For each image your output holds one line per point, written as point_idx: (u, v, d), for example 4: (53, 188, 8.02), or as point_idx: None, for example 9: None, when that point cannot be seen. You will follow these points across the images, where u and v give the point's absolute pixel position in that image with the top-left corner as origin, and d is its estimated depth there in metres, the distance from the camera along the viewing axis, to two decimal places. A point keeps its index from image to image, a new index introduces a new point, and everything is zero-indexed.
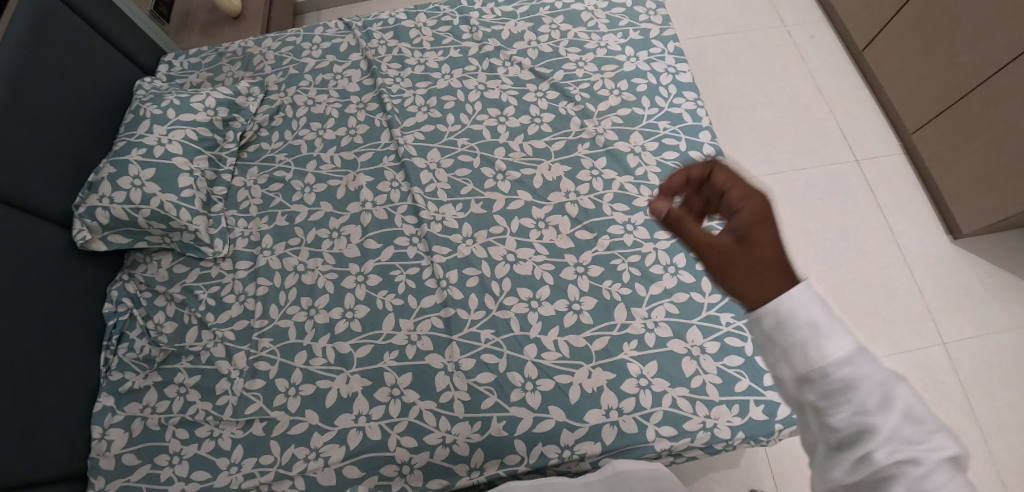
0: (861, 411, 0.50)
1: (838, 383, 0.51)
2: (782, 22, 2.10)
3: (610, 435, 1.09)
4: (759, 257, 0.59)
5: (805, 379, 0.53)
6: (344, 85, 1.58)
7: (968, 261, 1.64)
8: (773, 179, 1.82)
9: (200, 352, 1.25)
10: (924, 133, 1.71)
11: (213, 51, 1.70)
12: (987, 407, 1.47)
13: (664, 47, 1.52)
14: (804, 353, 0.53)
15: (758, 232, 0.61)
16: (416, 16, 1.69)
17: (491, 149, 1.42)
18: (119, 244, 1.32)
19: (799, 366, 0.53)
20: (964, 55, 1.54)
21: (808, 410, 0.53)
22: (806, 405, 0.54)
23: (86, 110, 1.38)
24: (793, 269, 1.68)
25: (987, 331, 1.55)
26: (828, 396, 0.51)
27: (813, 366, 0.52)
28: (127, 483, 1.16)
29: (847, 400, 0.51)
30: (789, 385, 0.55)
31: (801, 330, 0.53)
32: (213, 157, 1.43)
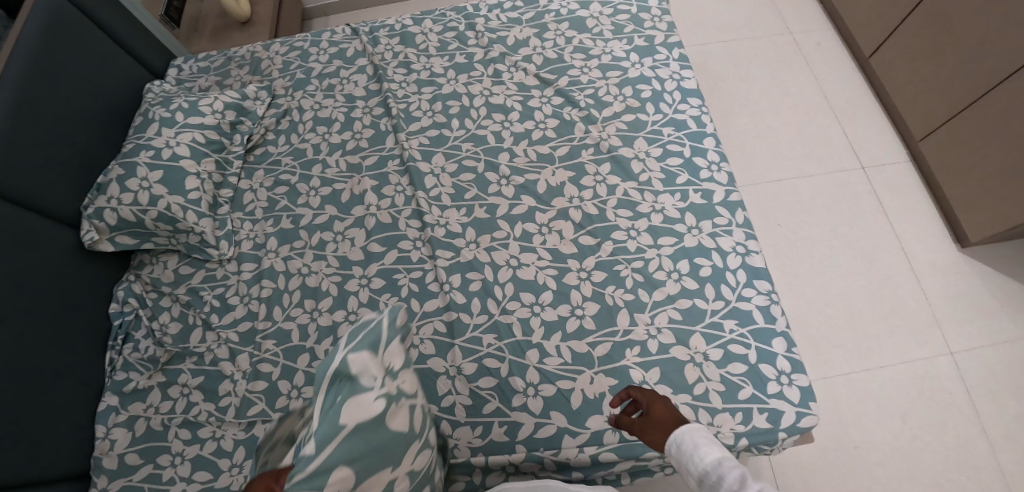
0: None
1: (717, 479, 0.75)
2: (788, 29, 2.10)
3: (612, 442, 1.08)
4: (660, 422, 0.89)
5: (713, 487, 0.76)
6: (350, 89, 1.60)
7: (976, 270, 1.63)
8: (778, 187, 1.81)
9: (204, 354, 1.26)
10: (931, 140, 1.70)
11: (222, 55, 1.72)
12: (995, 418, 1.45)
13: (669, 53, 1.53)
14: (695, 465, 0.78)
15: (656, 406, 0.91)
16: (422, 22, 1.71)
17: (495, 154, 1.42)
18: (126, 245, 1.34)
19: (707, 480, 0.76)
20: (972, 62, 1.53)
21: None
22: None
23: (96, 112, 1.40)
24: (797, 277, 1.67)
25: (996, 341, 1.53)
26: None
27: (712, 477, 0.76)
28: (129, 483, 1.16)
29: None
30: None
31: (689, 449, 0.80)
32: (220, 160, 1.44)
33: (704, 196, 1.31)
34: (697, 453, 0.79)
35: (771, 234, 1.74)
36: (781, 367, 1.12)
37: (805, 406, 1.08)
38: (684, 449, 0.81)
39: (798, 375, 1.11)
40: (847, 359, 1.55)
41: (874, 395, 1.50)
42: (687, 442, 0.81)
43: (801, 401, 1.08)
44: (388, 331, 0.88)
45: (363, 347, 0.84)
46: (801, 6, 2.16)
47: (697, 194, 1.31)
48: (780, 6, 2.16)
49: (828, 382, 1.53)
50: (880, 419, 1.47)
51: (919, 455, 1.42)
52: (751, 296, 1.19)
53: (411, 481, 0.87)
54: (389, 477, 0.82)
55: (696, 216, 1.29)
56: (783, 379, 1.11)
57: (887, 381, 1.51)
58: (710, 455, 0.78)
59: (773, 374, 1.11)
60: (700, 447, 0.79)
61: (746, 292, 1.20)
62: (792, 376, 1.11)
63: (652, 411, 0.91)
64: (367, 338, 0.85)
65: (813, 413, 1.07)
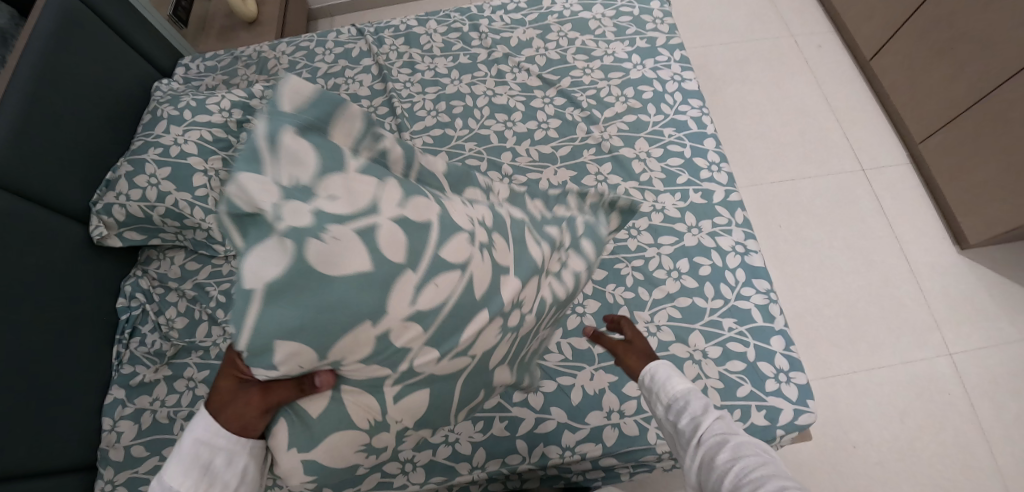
0: (697, 420, 0.77)
1: (683, 407, 0.79)
2: (790, 32, 2.12)
3: (611, 437, 1.10)
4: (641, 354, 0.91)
5: (678, 416, 0.79)
6: (355, 89, 1.62)
7: (976, 271, 1.64)
8: (778, 187, 1.83)
9: (210, 348, 1.28)
10: (931, 143, 1.72)
11: (229, 54, 1.74)
12: (993, 418, 1.46)
13: (671, 55, 1.54)
14: (665, 395, 0.82)
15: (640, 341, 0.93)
16: (426, 23, 1.73)
17: (498, 153, 1.44)
18: (134, 241, 1.36)
19: (673, 409, 0.80)
20: (972, 65, 1.54)
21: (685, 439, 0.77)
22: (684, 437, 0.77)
23: (105, 110, 1.42)
24: (797, 277, 1.68)
25: (994, 343, 1.55)
26: (691, 422, 0.77)
27: (678, 407, 0.79)
28: (135, 474, 1.18)
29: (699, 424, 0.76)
30: (671, 428, 0.80)
31: (661, 380, 0.83)
32: (227, 157, 1.42)
33: (705, 196, 1.33)
34: (668, 383, 0.82)
35: (772, 234, 1.75)
36: (779, 365, 1.13)
37: (803, 404, 1.09)
38: (657, 379, 0.84)
39: (796, 373, 1.12)
40: (846, 359, 1.56)
41: (873, 395, 1.51)
42: (659, 373, 0.84)
43: (798, 398, 1.10)
44: (271, 128, 0.58)
45: (242, 168, 0.57)
46: (802, 8, 2.17)
47: (697, 194, 1.33)
48: (782, 9, 2.18)
49: (827, 381, 1.54)
50: (879, 419, 1.48)
51: (918, 455, 1.43)
52: (750, 295, 1.21)
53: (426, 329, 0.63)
54: (375, 333, 0.59)
55: (696, 215, 1.30)
56: (781, 377, 1.12)
57: (887, 381, 1.52)
58: (680, 386, 0.81)
59: (771, 372, 1.12)
60: (671, 379, 0.82)
61: (745, 291, 1.21)
62: (789, 374, 1.12)
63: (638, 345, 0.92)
64: (245, 154, 0.58)
65: (811, 411, 1.09)
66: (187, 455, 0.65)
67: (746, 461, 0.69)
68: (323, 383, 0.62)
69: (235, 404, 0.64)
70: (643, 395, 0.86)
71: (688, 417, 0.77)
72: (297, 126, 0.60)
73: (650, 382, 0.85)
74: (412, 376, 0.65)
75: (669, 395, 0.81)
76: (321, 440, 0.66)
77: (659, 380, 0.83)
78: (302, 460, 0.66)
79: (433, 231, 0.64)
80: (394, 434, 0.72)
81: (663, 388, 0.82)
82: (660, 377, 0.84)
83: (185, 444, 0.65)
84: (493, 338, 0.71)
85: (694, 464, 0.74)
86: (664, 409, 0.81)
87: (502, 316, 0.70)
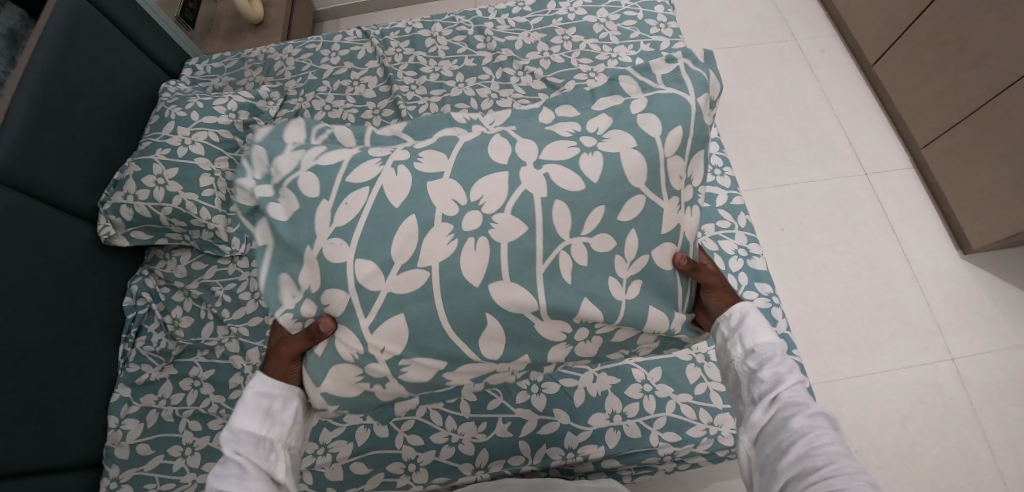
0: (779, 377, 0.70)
1: (767, 358, 0.72)
2: (793, 36, 2.12)
3: (614, 439, 1.11)
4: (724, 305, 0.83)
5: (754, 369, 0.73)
6: (361, 91, 1.63)
7: (978, 276, 1.64)
8: (781, 191, 1.83)
9: (215, 347, 1.29)
10: (934, 147, 1.72)
11: (236, 56, 1.76)
12: (995, 423, 1.46)
13: (675, 59, 1.55)
14: (748, 342, 0.75)
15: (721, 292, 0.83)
16: (432, 26, 1.74)
17: None
18: (141, 241, 1.38)
19: (752, 360, 0.74)
20: (976, 70, 1.54)
21: (755, 394, 0.71)
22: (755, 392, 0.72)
23: (113, 110, 1.43)
24: (800, 281, 1.68)
25: (997, 348, 1.55)
26: (769, 379, 0.71)
27: (759, 360, 0.73)
28: (141, 472, 1.19)
29: (778, 384, 0.69)
30: (742, 379, 0.74)
31: (748, 326, 0.76)
32: (234, 158, 1.46)
33: (708, 199, 1.33)
34: (756, 332, 0.75)
35: (774, 238, 1.76)
36: None
37: None
38: (742, 327, 0.77)
39: None
40: (848, 363, 1.57)
41: (875, 399, 1.51)
42: (747, 322, 0.77)
43: None
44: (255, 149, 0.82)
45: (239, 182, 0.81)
46: (806, 12, 2.18)
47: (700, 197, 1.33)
48: (786, 13, 2.18)
49: (830, 385, 1.54)
50: (881, 423, 1.48)
51: (920, 459, 1.44)
52: (753, 298, 1.21)
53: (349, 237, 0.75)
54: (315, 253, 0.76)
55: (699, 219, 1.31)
56: None
57: (888, 385, 1.52)
58: (767, 340, 0.74)
59: None
60: (761, 328, 0.75)
61: (748, 294, 1.22)
62: None
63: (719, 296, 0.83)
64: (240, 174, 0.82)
65: None
66: (251, 405, 0.74)
67: (820, 444, 0.63)
68: (326, 326, 0.75)
69: (274, 357, 0.78)
70: (719, 335, 0.80)
71: (770, 371, 0.71)
72: (276, 129, 0.84)
73: (731, 326, 0.79)
74: (373, 298, 0.75)
75: (752, 345, 0.75)
76: (324, 372, 0.77)
77: (745, 329, 0.76)
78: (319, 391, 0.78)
79: (396, 193, 0.76)
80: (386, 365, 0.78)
81: (746, 336, 0.76)
82: (748, 325, 0.76)
83: (247, 396, 0.74)
84: (448, 244, 0.75)
85: (755, 419, 0.69)
86: (741, 357, 0.75)
87: (452, 222, 0.75)
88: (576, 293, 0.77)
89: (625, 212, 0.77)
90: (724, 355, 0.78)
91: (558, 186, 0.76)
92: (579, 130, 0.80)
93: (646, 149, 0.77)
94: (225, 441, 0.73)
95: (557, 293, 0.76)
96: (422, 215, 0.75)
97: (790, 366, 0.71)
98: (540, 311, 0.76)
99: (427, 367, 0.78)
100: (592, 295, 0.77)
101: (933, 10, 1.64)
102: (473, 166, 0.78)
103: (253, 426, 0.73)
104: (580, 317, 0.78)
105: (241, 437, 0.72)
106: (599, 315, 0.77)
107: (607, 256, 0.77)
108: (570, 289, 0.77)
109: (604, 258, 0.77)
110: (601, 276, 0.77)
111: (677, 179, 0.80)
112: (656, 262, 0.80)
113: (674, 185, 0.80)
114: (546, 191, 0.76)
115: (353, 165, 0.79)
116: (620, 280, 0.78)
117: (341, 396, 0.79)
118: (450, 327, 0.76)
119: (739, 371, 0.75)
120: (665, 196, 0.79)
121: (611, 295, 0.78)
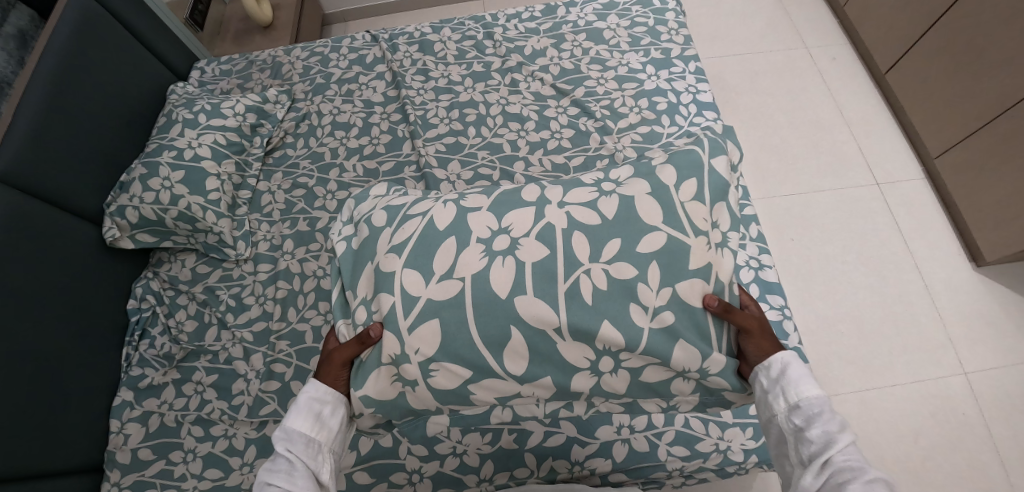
0: (829, 436, 0.71)
1: (815, 415, 0.73)
2: (804, 44, 2.10)
3: (621, 453, 1.09)
4: (763, 352, 0.83)
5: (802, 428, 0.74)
6: (369, 95, 1.62)
7: (992, 289, 1.61)
8: (792, 199, 1.81)
9: (218, 352, 1.28)
10: (947, 157, 1.70)
11: (244, 58, 1.75)
12: (1009, 440, 1.43)
13: (686, 66, 1.53)
14: (792, 397, 0.76)
15: (760, 339, 0.84)
16: (441, 30, 1.73)
17: (510, 163, 1.43)
18: (146, 243, 1.36)
19: (798, 417, 0.75)
20: (991, 80, 1.52)
21: (806, 453, 0.73)
22: (805, 450, 0.73)
23: (121, 111, 1.42)
24: (809, 292, 1.66)
25: (1011, 363, 1.52)
26: (819, 439, 0.72)
27: (806, 417, 0.74)
28: (142, 477, 1.17)
29: (830, 444, 0.70)
30: (789, 435, 0.76)
31: (789, 379, 0.77)
32: (240, 162, 1.46)
33: None
34: (798, 386, 0.76)
35: (784, 248, 1.74)
36: None
37: None
38: (785, 378, 0.78)
39: None
40: (859, 376, 1.54)
41: (885, 413, 1.49)
42: (791, 374, 0.78)
43: None
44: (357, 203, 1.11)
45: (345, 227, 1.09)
46: (817, 20, 2.16)
47: None
48: (797, 21, 2.16)
49: (839, 399, 1.51)
50: (891, 439, 1.45)
51: (930, 476, 1.41)
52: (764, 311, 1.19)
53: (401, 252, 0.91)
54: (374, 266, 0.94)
55: None
56: None
57: (899, 400, 1.50)
58: (812, 395, 0.75)
59: None
60: (803, 382, 0.76)
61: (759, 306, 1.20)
62: None
63: (758, 342, 0.84)
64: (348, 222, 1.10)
65: None
66: (303, 408, 0.83)
67: None
68: (373, 332, 0.88)
69: (328, 363, 0.90)
70: (761, 385, 0.81)
71: (819, 431, 0.72)
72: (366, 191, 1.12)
73: (773, 375, 0.80)
74: (414, 316, 0.87)
75: (796, 400, 0.76)
76: (366, 376, 0.89)
77: (788, 380, 0.77)
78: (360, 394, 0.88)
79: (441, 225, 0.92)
80: (420, 369, 0.86)
81: (791, 389, 0.77)
82: (791, 378, 0.77)
83: (301, 399, 0.83)
84: (479, 261, 0.87)
85: (806, 483, 0.70)
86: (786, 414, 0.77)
87: (483, 244, 0.89)
88: (598, 316, 0.83)
89: (643, 245, 0.85)
90: (767, 408, 0.80)
91: (580, 220, 0.88)
92: (601, 178, 0.94)
93: (662, 195, 0.88)
94: (277, 439, 0.80)
95: (580, 314, 0.83)
96: (460, 237, 0.90)
97: (839, 425, 0.72)
98: (563, 329, 0.84)
99: (455, 376, 0.87)
100: (612, 318, 0.83)
101: (948, 18, 1.62)
102: (507, 202, 0.93)
103: (306, 426, 0.81)
104: (602, 339, 0.84)
105: (293, 436, 0.80)
106: (616, 338, 0.83)
107: (624, 283, 0.84)
108: (591, 311, 0.83)
109: (621, 286, 0.84)
110: (619, 302, 0.84)
111: (699, 220, 0.88)
112: (675, 294, 0.84)
113: (697, 225, 0.87)
114: (567, 227, 0.88)
115: (416, 204, 0.99)
116: (638, 306, 0.84)
117: (377, 399, 0.89)
118: (475, 340, 0.85)
119: (784, 426, 0.77)
120: (687, 234, 0.86)
121: (629, 319, 0.83)
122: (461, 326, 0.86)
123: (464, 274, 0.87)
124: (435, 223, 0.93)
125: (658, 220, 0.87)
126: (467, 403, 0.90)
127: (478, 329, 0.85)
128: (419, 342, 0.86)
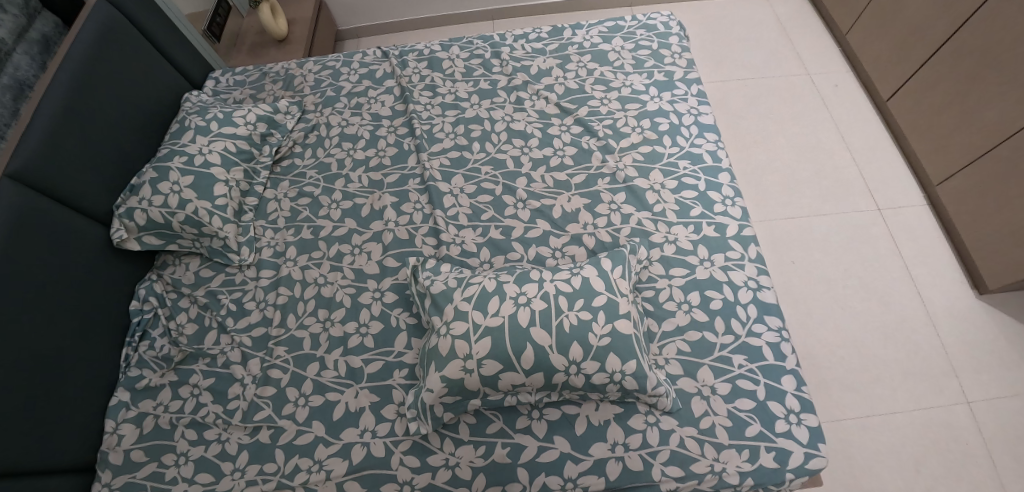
0: None
1: None
2: (806, 70, 2.14)
3: (615, 471, 1.08)
4: None
5: None
6: (377, 109, 1.66)
7: (995, 318, 1.60)
8: (792, 222, 1.82)
9: (217, 355, 1.28)
10: (949, 184, 1.70)
11: (258, 70, 1.80)
12: (1013, 473, 1.40)
13: (688, 88, 1.56)
14: None
15: None
16: (450, 48, 1.78)
17: (513, 179, 1.45)
18: (152, 246, 1.38)
19: None
20: (992, 108, 1.53)
21: None
22: None
23: (136, 117, 1.46)
24: (808, 314, 1.66)
25: (1016, 393, 1.49)
26: None
27: None
28: (132, 479, 1.17)
29: None
30: None
31: None
32: (249, 169, 1.49)
33: (717, 229, 1.32)
34: None
35: (783, 271, 1.74)
36: (790, 406, 1.11)
37: (814, 448, 1.07)
38: None
39: (807, 415, 1.10)
40: (859, 399, 1.52)
41: (884, 441, 1.47)
42: None
43: (809, 441, 1.08)
44: (395, 282, 1.33)
45: (393, 286, 1.33)
46: (820, 47, 2.20)
47: (710, 227, 1.33)
48: (800, 48, 2.20)
49: (837, 424, 1.50)
50: (891, 467, 1.43)
51: None
52: (761, 332, 1.19)
53: (473, 303, 1.15)
54: (439, 313, 1.18)
55: (709, 248, 1.30)
56: (792, 418, 1.10)
57: (899, 427, 1.48)
58: None
59: (782, 413, 1.11)
60: None
61: (756, 327, 1.20)
62: (801, 415, 1.10)
63: None
64: (397, 282, 1.33)
65: (822, 455, 1.07)
66: None
67: None
68: None
69: None
70: None
71: None
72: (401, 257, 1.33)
73: None
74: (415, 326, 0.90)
75: None
76: (439, 368, 1.11)
77: None
78: (439, 376, 1.11)
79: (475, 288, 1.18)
80: (478, 363, 1.09)
81: None
82: None
83: None
84: None
85: None
86: None
87: (513, 299, 1.14)
88: (569, 339, 1.09)
89: (597, 299, 1.13)
90: None
91: (560, 289, 1.15)
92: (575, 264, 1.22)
93: (604, 273, 1.18)
94: None
95: (560, 337, 1.09)
96: (500, 296, 1.15)
97: None
98: (552, 348, 1.09)
99: (494, 366, 1.09)
100: (580, 341, 1.09)
101: (952, 45, 1.64)
102: (523, 277, 1.19)
103: None
104: (570, 357, 1.08)
105: None
106: (582, 356, 1.08)
107: (587, 320, 1.11)
108: (563, 337, 1.09)
109: (586, 321, 1.10)
110: (585, 330, 1.10)
111: (625, 290, 1.17)
112: (621, 329, 1.10)
113: (623, 290, 1.16)
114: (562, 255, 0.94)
115: (471, 275, 1.22)
116: (596, 334, 1.09)
117: (451, 379, 1.10)
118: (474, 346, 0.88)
119: None
120: (619, 294, 1.15)
121: (590, 341, 1.09)
122: (499, 340, 1.10)
123: (505, 313, 1.12)
124: (487, 288, 1.17)
125: (601, 288, 1.15)
126: (495, 389, 1.11)
127: (510, 340, 1.10)
128: (480, 347, 1.10)
